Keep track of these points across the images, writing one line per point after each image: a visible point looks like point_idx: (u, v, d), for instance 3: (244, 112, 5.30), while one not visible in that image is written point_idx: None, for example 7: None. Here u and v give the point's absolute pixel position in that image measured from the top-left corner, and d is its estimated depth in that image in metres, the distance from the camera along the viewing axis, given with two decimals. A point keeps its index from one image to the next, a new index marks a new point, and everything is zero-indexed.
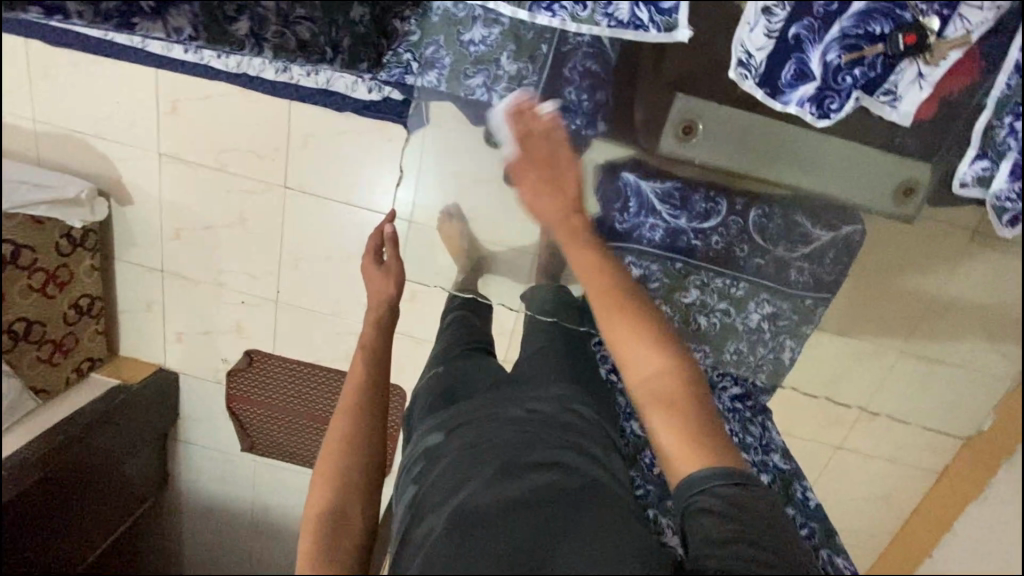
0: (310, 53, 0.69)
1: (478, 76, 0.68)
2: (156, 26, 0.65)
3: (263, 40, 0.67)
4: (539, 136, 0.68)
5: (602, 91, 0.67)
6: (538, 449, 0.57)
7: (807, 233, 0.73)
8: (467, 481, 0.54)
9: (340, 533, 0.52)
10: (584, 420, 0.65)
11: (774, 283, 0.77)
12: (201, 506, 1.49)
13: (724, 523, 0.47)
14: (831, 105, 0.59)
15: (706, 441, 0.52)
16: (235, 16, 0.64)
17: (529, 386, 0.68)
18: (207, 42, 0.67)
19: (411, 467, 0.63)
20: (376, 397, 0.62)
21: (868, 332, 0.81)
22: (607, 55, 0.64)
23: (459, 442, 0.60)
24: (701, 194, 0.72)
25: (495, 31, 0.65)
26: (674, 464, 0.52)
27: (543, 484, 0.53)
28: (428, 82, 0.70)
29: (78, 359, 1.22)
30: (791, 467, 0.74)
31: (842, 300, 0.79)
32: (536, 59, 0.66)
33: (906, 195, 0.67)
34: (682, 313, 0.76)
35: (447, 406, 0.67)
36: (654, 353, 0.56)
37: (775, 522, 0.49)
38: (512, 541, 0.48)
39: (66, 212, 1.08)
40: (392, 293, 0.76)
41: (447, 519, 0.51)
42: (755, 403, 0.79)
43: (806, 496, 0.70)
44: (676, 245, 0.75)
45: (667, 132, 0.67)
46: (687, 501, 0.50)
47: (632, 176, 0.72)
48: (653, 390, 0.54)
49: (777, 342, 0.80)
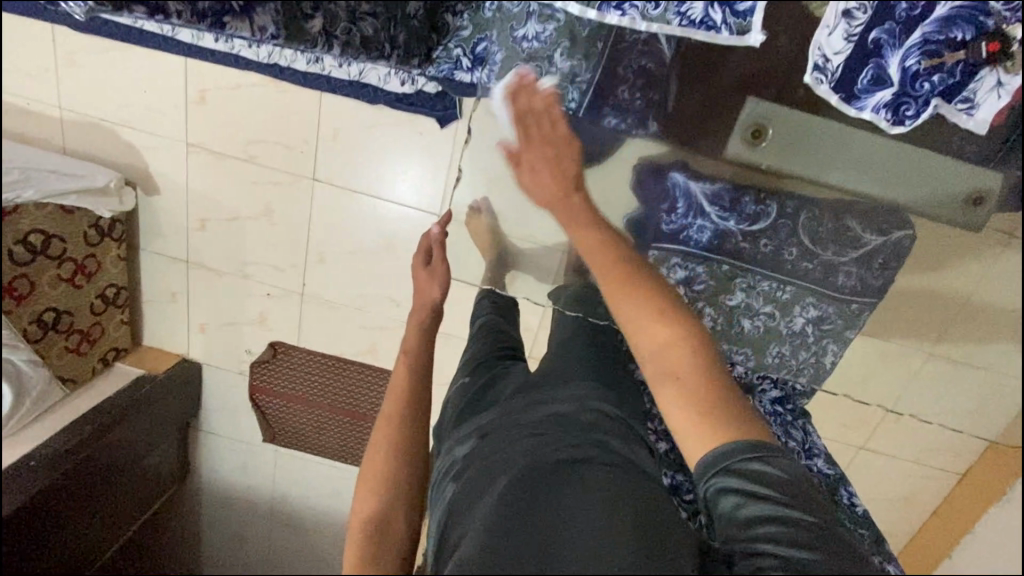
0: (371, 49, 0.69)
1: (530, 73, 0.65)
2: (244, 25, 0.64)
3: (333, 37, 0.67)
4: (542, 116, 0.63)
5: (659, 90, 0.65)
6: (553, 448, 0.55)
7: (856, 236, 0.72)
8: (490, 487, 0.54)
9: (384, 542, 0.51)
10: (607, 417, 0.62)
11: (821, 286, 0.76)
12: (219, 495, 1.50)
13: (753, 505, 0.47)
14: (906, 112, 0.58)
15: (714, 413, 0.50)
16: (311, 13, 0.64)
17: (555, 389, 0.66)
18: (287, 41, 0.66)
19: (444, 476, 0.59)
20: (420, 402, 0.61)
21: (900, 342, 0.75)
22: (663, 53, 0.63)
23: (486, 450, 0.59)
24: (751, 197, 0.72)
25: (550, 27, 0.63)
26: (690, 446, 0.51)
27: (565, 485, 0.52)
28: (480, 79, 0.71)
29: (103, 348, 1.21)
30: (836, 472, 0.74)
31: (883, 317, 0.76)
32: (590, 56, 0.64)
33: (974, 203, 0.62)
34: (727, 316, 0.76)
35: (474, 413, 0.65)
36: (660, 328, 0.53)
37: (797, 485, 0.49)
38: (537, 544, 0.48)
39: (95, 202, 1.07)
40: (435, 297, 0.77)
41: (481, 521, 0.50)
42: (794, 407, 0.78)
43: (852, 503, 0.71)
44: (721, 246, 0.75)
45: (736, 136, 0.65)
46: (709, 488, 0.49)
47: (682, 178, 0.71)
48: (660, 367, 0.53)
49: (820, 346, 0.78)
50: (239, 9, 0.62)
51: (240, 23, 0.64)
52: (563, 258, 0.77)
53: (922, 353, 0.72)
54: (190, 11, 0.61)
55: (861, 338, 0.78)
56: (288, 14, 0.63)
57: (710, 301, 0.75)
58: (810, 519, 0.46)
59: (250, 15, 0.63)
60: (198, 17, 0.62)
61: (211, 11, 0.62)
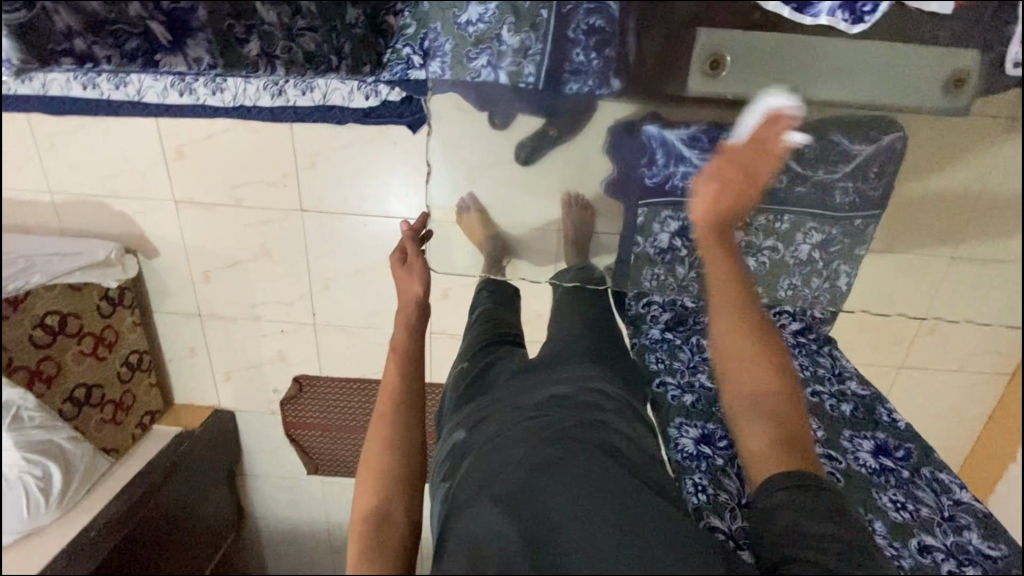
0: (318, 63, 0.73)
1: (481, 56, 0.65)
2: (178, 59, 0.71)
3: (274, 57, 0.71)
4: (756, 157, 0.69)
5: (611, 45, 0.64)
6: (559, 428, 0.55)
7: (846, 149, 0.69)
8: (484, 472, 0.53)
9: (384, 538, 0.51)
10: (610, 397, 0.63)
11: (819, 208, 0.74)
12: (277, 533, 1.53)
13: (815, 526, 0.50)
14: (863, 8, 0.55)
15: (803, 451, 0.58)
16: (244, 37, 0.69)
17: (553, 370, 0.67)
18: (225, 67, 0.73)
19: (442, 465, 0.60)
20: (407, 400, 0.60)
21: (920, 254, 0.68)
22: (609, 7, 0.62)
23: (477, 437, 0.58)
24: (730, 132, 0.68)
25: (491, 6, 0.63)
26: (766, 462, 0.58)
27: (567, 464, 0.52)
28: (433, 73, 0.68)
29: (139, 413, 1.24)
30: (871, 393, 0.73)
31: (891, 219, 0.71)
32: (538, 26, 0.64)
33: (957, 86, 0.59)
34: (730, 257, 0.76)
35: (468, 400, 0.66)
36: (771, 375, 0.64)
37: (854, 520, 0.51)
38: (544, 531, 0.48)
39: (102, 273, 1.09)
40: (419, 293, 0.73)
41: (480, 505, 0.50)
42: (818, 335, 0.82)
43: (892, 419, 0.69)
44: (712, 190, 0.73)
45: (695, 69, 0.63)
46: (776, 501, 0.53)
47: (655, 130, 0.70)
48: (768, 403, 0.61)
49: (831, 269, 0.76)
50: (169, 44, 0.69)
51: (173, 58, 0.71)
52: (558, 238, 0.79)
53: (944, 261, 0.65)
54: (120, 53, 0.69)
55: (872, 254, 0.73)
56: (221, 40, 0.69)
57: (708, 247, 0.76)
58: (851, 538, 0.49)
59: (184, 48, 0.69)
60: (128, 58, 0.70)
61: (141, 51, 0.70)
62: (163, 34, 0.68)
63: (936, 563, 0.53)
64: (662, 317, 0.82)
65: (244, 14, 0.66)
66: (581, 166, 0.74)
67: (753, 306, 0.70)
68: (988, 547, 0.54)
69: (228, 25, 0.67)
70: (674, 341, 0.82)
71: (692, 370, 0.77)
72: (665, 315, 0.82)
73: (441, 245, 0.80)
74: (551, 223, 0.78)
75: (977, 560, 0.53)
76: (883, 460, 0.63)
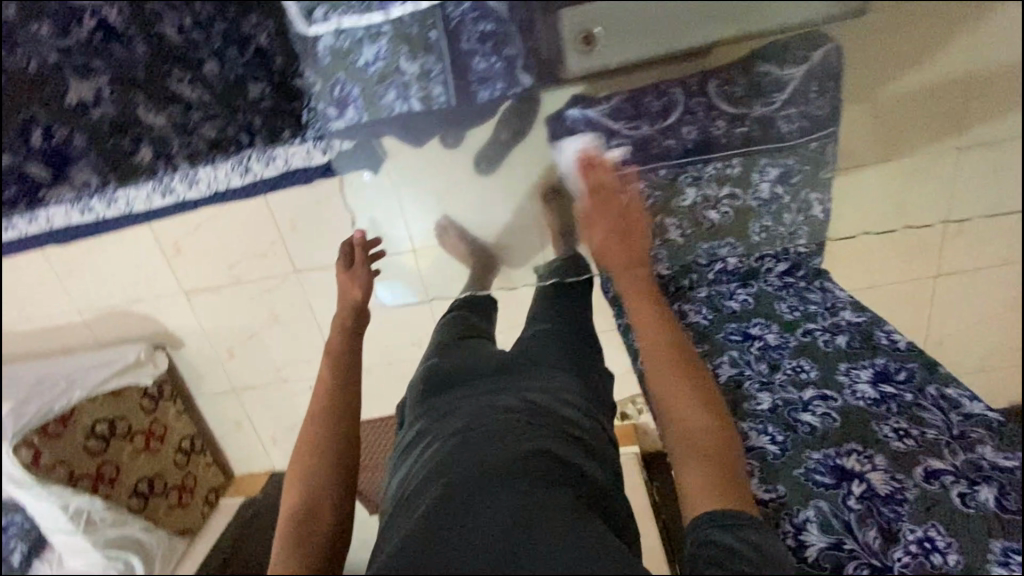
0: (226, 144, 0.83)
1: (389, 91, 0.68)
2: (65, 187, 0.71)
3: (171, 154, 0.78)
4: (609, 188, 0.75)
5: (509, 45, 0.64)
6: (526, 435, 0.78)
7: (775, 77, 0.67)
8: (440, 476, 0.73)
9: (309, 531, 0.66)
10: (569, 404, 0.86)
11: (763, 141, 0.73)
12: None
13: (716, 542, 0.58)
14: None
15: (730, 486, 0.63)
16: (134, 148, 0.74)
17: (521, 375, 0.89)
18: (117, 182, 0.75)
19: (404, 449, 0.83)
20: (338, 406, 0.76)
21: (924, 151, 0.65)
22: (494, 10, 0.62)
23: (450, 433, 0.80)
24: (652, 94, 0.67)
25: (382, 42, 0.64)
26: (697, 498, 0.63)
27: (528, 463, 0.73)
28: (351, 119, 0.71)
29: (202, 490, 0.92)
30: (866, 318, 0.83)
31: (858, 142, 0.69)
32: (432, 48, 0.65)
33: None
34: (689, 217, 0.81)
35: (437, 396, 0.86)
36: (699, 410, 0.70)
37: (747, 516, 0.60)
38: (492, 513, 0.68)
39: None
40: (355, 299, 0.81)
41: (439, 497, 0.70)
42: (806, 272, 0.87)
43: (891, 341, 0.79)
44: (650, 151, 0.74)
45: (568, 48, 0.60)
46: (700, 525, 0.60)
47: (578, 111, 0.69)
48: (693, 441, 0.67)
49: (802, 200, 0.76)
50: (51, 177, 0.70)
51: (59, 189, 0.71)
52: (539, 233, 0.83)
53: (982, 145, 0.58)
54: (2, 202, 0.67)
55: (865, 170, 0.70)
56: (110, 158, 0.73)
57: (665, 212, 0.79)
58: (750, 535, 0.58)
59: (67, 177, 0.71)
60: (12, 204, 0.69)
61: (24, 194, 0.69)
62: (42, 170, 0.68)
63: (944, 485, 0.61)
64: (642, 291, 0.86)
65: (128, 127, 0.71)
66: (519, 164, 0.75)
67: (676, 351, 0.76)
68: (1001, 458, 0.61)
69: (115, 141, 0.71)
70: (656, 311, 0.85)
71: None
72: (645, 287, 0.84)
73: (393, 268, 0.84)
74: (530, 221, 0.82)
75: (992, 474, 0.60)
76: (884, 388, 0.72)
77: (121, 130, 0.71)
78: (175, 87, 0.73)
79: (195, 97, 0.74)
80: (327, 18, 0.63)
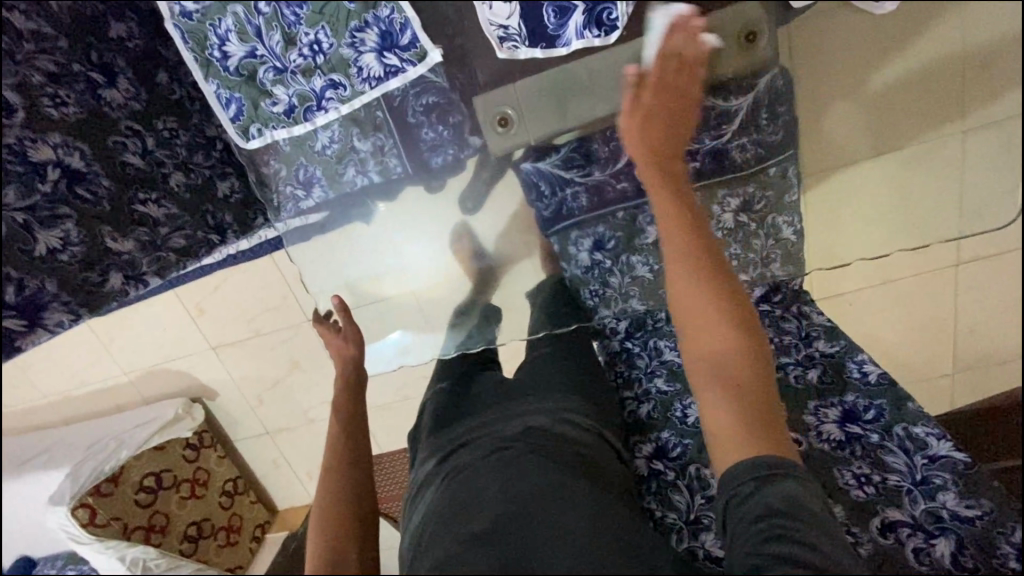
0: (199, 240, 0.87)
1: (349, 168, 0.74)
2: (41, 333, 0.73)
3: (144, 272, 0.82)
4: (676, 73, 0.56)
5: (453, 112, 0.67)
6: (532, 458, 0.60)
7: (726, 109, 0.62)
8: (452, 518, 0.57)
9: None
10: (583, 428, 0.67)
11: (728, 172, 0.68)
12: None
13: (776, 538, 0.44)
14: (609, 16, 0.57)
15: (767, 425, 0.49)
16: (103, 278, 0.77)
17: (529, 400, 0.70)
18: (86, 309, 0.77)
19: (415, 495, 0.67)
20: (349, 455, 0.67)
21: (919, 141, 0.55)
22: (433, 83, 0.65)
23: (452, 467, 0.65)
24: (599, 142, 0.66)
25: (333, 128, 0.70)
26: (721, 448, 0.49)
27: (546, 482, 0.57)
28: (319, 197, 0.77)
29: (250, 529, 1.47)
30: (842, 347, 0.73)
31: (845, 132, 0.58)
32: (381, 126, 0.70)
33: (751, 38, 0.56)
34: (655, 253, 0.74)
35: (443, 428, 0.72)
36: (725, 306, 0.52)
37: (821, 512, 0.46)
38: (513, 547, 0.52)
39: (176, 430, 1.32)
40: (353, 354, 0.78)
41: (457, 541, 0.54)
42: (787, 294, 0.78)
43: (863, 372, 0.70)
44: (606, 198, 0.72)
45: (487, 129, 0.67)
46: (736, 489, 0.47)
47: (531, 165, 0.70)
48: (721, 370, 0.51)
49: (770, 225, 0.70)
50: (24, 327, 0.70)
51: (34, 335, 0.72)
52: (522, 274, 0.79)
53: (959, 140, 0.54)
54: None
55: (859, 166, 0.59)
56: (80, 287, 0.74)
57: (628, 251, 0.75)
58: (827, 540, 0.43)
59: (41, 321, 0.72)
60: None
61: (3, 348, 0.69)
62: (18, 325, 0.69)
63: (899, 539, 0.58)
64: (619, 326, 0.82)
65: (97, 262, 0.75)
66: (499, 206, 0.74)
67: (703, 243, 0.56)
68: (963, 507, 0.58)
69: (86, 277, 0.75)
70: (634, 348, 0.81)
71: (650, 375, 0.78)
72: (622, 322, 0.82)
73: (380, 316, 0.81)
74: (508, 264, 0.78)
75: (949, 525, 0.57)
76: (851, 428, 0.66)
77: (91, 265, 0.74)
78: (140, 209, 0.77)
79: (162, 214, 0.80)
80: (261, 133, 0.70)
